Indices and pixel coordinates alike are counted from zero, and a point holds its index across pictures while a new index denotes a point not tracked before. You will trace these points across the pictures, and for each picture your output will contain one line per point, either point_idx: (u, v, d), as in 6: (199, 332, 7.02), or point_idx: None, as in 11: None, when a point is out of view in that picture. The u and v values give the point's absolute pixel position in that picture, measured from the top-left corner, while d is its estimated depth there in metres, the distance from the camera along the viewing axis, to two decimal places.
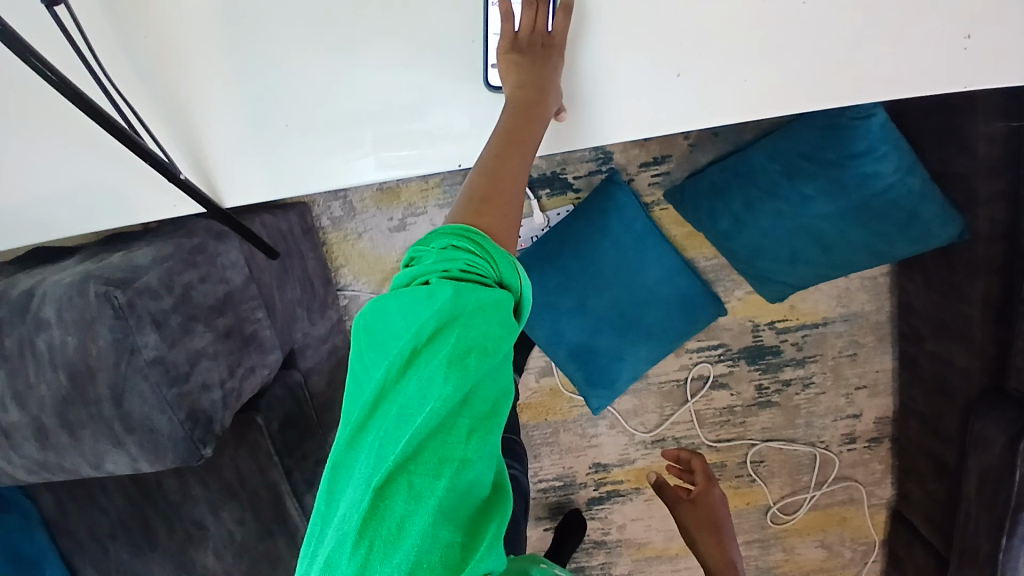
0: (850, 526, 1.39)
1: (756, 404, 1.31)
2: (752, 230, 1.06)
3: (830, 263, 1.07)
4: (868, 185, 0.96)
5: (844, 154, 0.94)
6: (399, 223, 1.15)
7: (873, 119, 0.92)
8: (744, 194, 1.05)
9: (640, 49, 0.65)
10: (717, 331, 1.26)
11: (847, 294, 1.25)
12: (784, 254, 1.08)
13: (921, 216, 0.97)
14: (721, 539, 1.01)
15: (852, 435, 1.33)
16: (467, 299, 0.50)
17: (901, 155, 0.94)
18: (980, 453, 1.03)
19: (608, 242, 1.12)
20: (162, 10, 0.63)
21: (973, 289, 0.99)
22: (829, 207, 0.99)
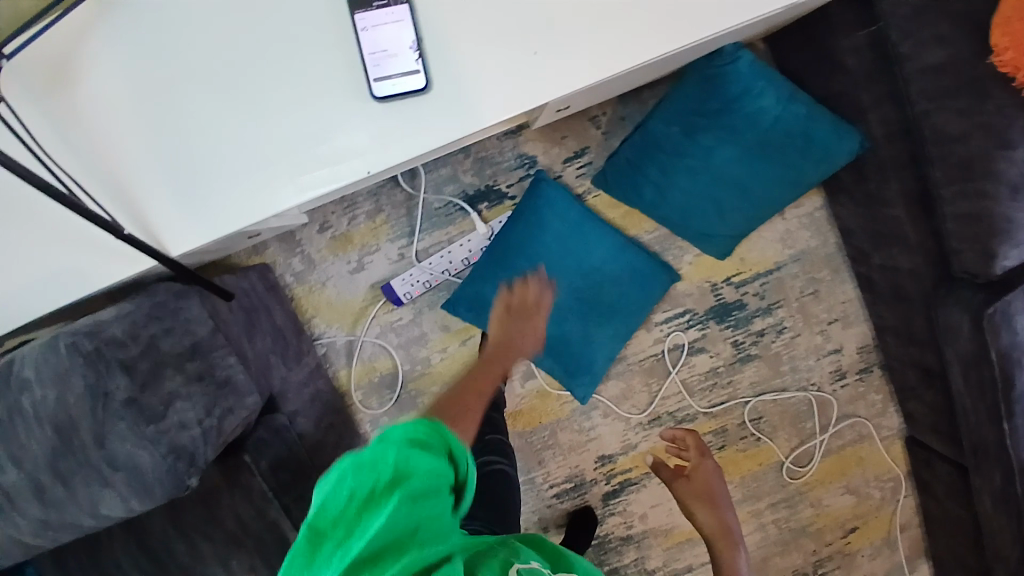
0: (870, 463, 1.39)
1: (737, 361, 1.33)
2: (673, 191, 1.14)
3: (754, 203, 1.13)
4: (758, 122, 1.06)
5: (725, 100, 1.05)
6: (358, 264, 1.24)
7: (739, 61, 1.02)
8: (656, 161, 1.13)
9: (496, 40, 0.76)
10: (679, 298, 1.31)
11: (790, 235, 1.30)
12: (710, 208, 1.15)
13: (818, 135, 1.05)
14: (718, 511, 1.03)
15: (841, 370, 1.35)
16: (424, 468, 0.57)
17: (778, 89, 1.05)
18: (953, 343, 1.05)
19: (547, 236, 1.20)
20: (97, 100, 0.75)
21: (891, 191, 1.07)
22: (732, 151, 1.08)
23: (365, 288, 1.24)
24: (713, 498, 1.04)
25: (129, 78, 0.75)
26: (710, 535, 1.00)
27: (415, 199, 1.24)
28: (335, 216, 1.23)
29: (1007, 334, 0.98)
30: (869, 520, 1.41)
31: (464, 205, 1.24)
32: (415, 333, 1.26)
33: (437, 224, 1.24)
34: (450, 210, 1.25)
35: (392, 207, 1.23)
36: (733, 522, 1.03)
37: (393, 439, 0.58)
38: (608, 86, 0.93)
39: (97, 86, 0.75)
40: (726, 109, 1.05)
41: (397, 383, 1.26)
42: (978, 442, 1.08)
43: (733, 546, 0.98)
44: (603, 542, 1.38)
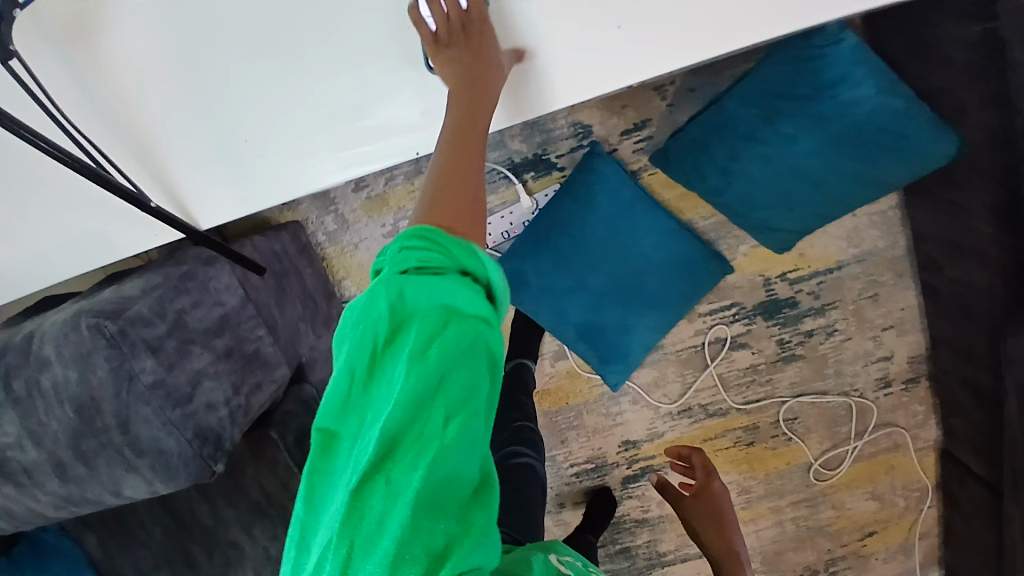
0: (900, 473, 1.34)
1: (779, 360, 1.27)
2: (740, 178, 1.04)
3: (828, 202, 1.03)
4: (849, 113, 0.93)
5: (817, 86, 0.93)
6: (392, 228, 1.17)
7: (842, 44, 0.91)
8: (726, 142, 1.02)
9: (577, 10, 0.64)
10: (728, 290, 1.23)
11: (858, 233, 1.21)
12: (777, 200, 1.04)
13: (911, 137, 0.92)
14: (723, 530, 1.01)
15: (887, 378, 1.28)
16: (421, 298, 0.50)
17: (879, 77, 0.91)
18: (1016, 371, 0.97)
19: (596, 216, 1.11)
20: (111, 53, 0.66)
21: (977, 202, 0.95)
22: (813, 141, 0.96)
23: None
24: (721, 519, 1.01)
25: (142, 26, 0.65)
26: (717, 555, 0.98)
27: None
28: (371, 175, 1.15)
29: None
30: (889, 526, 1.36)
31: (509, 174, 1.17)
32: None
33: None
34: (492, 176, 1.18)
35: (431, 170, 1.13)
36: (740, 543, 1.00)
37: (386, 277, 0.52)
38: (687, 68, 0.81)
39: (109, 36, 0.65)
40: (816, 96, 0.94)
41: None
42: (1017, 473, 1.00)
43: (741, 566, 0.95)
44: (618, 521, 1.38)
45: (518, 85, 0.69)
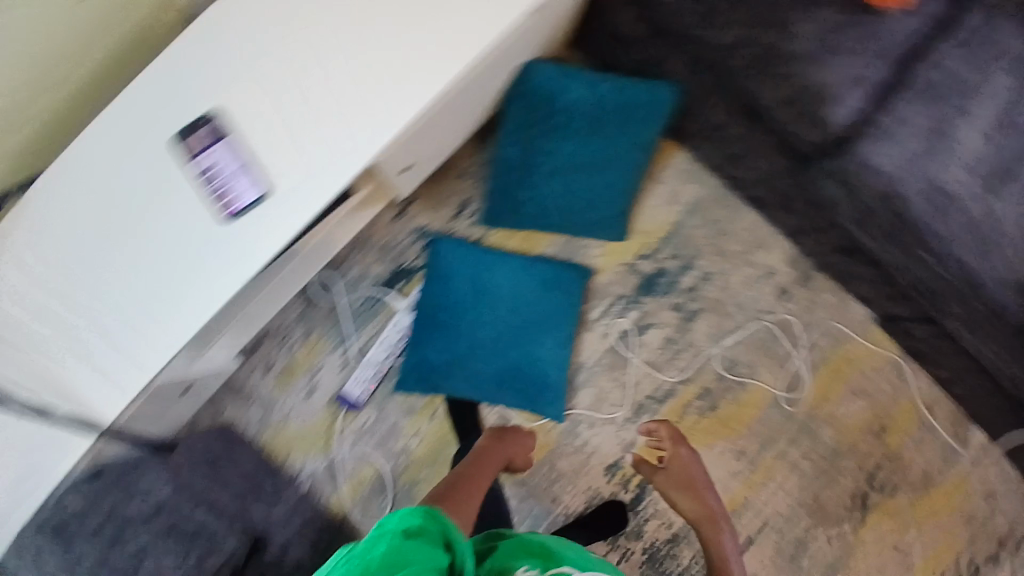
0: (861, 359, 1.38)
1: (685, 321, 1.36)
2: (545, 194, 1.27)
3: (617, 177, 1.28)
4: (580, 110, 1.23)
5: (549, 103, 1.22)
6: (309, 386, 1.27)
7: (542, 68, 1.19)
8: (518, 176, 1.27)
9: (304, 132, 0.88)
10: (605, 289, 1.34)
11: (674, 192, 1.37)
12: (581, 193, 1.28)
13: (632, 99, 1.22)
14: (697, 493, 1.15)
15: (783, 288, 1.37)
16: (409, 548, 0.65)
17: (584, 78, 1.22)
18: (840, 208, 1.10)
19: (460, 285, 1.26)
20: (15, 315, 0.93)
21: (719, 114, 1.16)
22: (572, 142, 1.25)
23: (323, 406, 1.26)
24: (692, 484, 1.15)
25: (36, 277, 0.93)
26: (696, 519, 1.12)
27: (335, 303, 1.28)
28: (271, 353, 1.28)
29: (873, 177, 1.02)
30: (894, 412, 1.38)
31: (379, 292, 1.28)
32: (386, 426, 1.26)
33: (363, 320, 1.28)
34: (371, 303, 1.29)
35: (320, 322, 1.28)
36: (714, 498, 1.15)
37: (386, 529, 0.66)
38: (452, 122, 1.04)
39: (14, 296, 0.93)
40: (554, 109, 1.22)
41: (388, 484, 1.24)
42: (914, 282, 1.10)
43: (718, 525, 1.10)
44: (653, 552, 1.33)
45: (280, 203, 0.89)
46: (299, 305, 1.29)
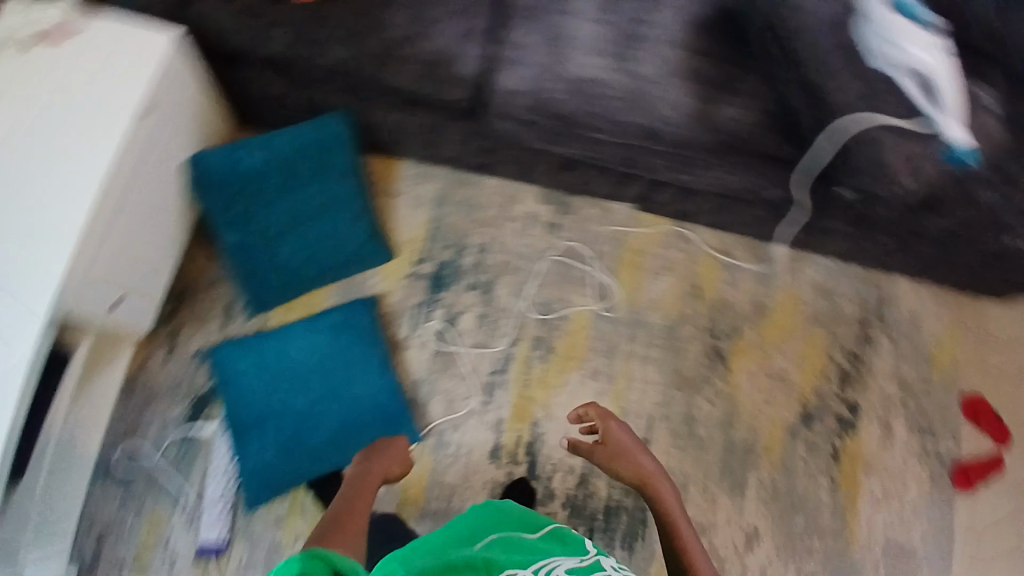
0: (646, 244, 1.50)
1: (486, 293, 1.41)
2: (290, 257, 1.27)
3: (344, 206, 1.29)
4: (268, 170, 1.19)
5: (233, 180, 1.17)
6: (167, 556, 1.23)
7: (203, 157, 1.15)
8: (254, 255, 1.24)
9: None
10: (402, 307, 1.37)
11: (413, 197, 1.40)
12: (321, 238, 1.28)
13: (306, 136, 1.20)
14: (637, 458, 1.17)
15: (549, 222, 1.46)
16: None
17: (251, 141, 1.18)
18: (530, 135, 1.16)
19: (259, 381, 1.28)
20: None
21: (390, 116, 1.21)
22: (281, 200, 1.23)
23: (190, 567, 1.22)
24: (631, 452, 1.18)
25: None
26: (645, 484, 1.14)
27: (150, 467, 1.27)
28: (115, 550, 1.23)
29: (521, 99, 1.10)
30: (700, 271, 1.51)
31: (189, 431, 1.28)
32: (265, 548, 1.23)
33: (187, 468, 1.27)
34: (187, 445, 1.29)
35: (145, 494, 1.25)
36: (653, 475, 1.15)
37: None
38: (145, 242, 1.12)
39: None
40: (242, 183, 1.18)
41: None
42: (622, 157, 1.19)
43: (666, 484, 1.14)
44: (574, 504, 1.36)
45: None
46: (118, 491, 1.25)
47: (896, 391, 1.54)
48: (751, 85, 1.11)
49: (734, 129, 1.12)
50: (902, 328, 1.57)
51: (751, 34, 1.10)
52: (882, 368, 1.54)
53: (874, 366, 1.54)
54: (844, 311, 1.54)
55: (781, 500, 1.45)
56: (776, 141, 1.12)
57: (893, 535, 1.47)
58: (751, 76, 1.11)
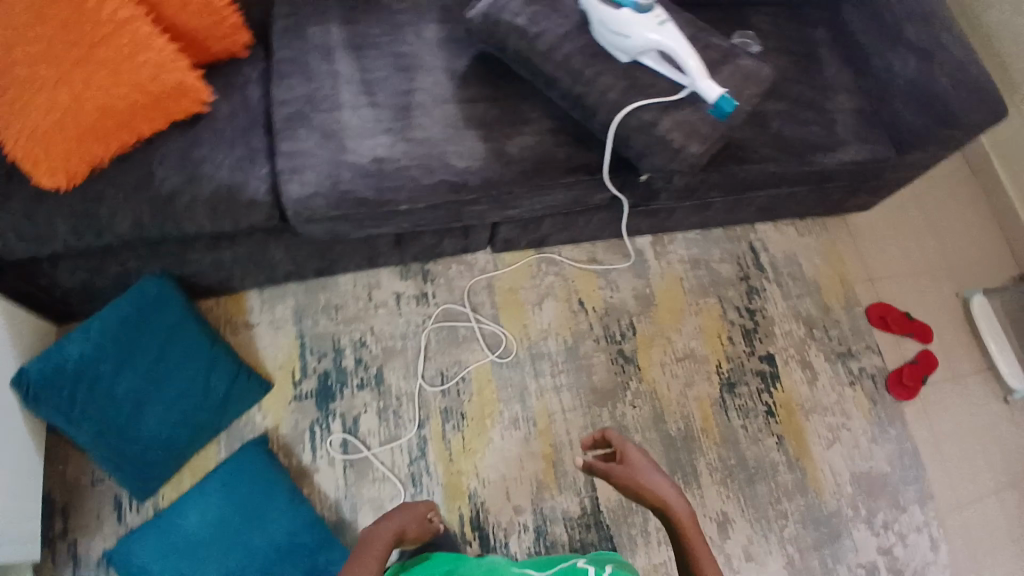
0: (518, 280, 1.52)
1: (377, 386, 1.36)
2: (161, 431, 1.17)
3: (202, 358, 1.20)
4: (101, 355, 1.11)
5: (66, 380, 1.08)
6: None
7: (25, 369, 1.06)
8: (119, 444, 1.13)
9: None
10: (297, 433, 1.30)
11: (274, 321, 1.37)
12: (187, 400, 1.19)
13: (130, 308, 1.13)
14: (663, 485, 1.00)
15: (417, 294, 1.45)
16: None
17: (72, 332, 1.09)
18: (347, 226, 1.14)
19: (165, 566, 1.14)
20: None
21: (207, 258, 1.17)
22: (127, 379, 1.14)
23: None
24: (659, 476, 1.02)
25: None
26: (672, 519, 0.98)
27: None
28: None
29: (313, 201, 1.08)
30: (580, 287, 1.55)
31: None
32: None
33: None
34: None
35: None
36: (678, 507, 0.99)
37: None
38: (13, 481, 1.05)
39: None
40: (77, 379, 1.09)
41: None
42: (440, 216, 1.18)
43: (696, 526, 0.98)
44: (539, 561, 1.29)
45: None
46: None
47: (801, 328, 1.62)
48: (533, 113, 1.23)
49: (529, 158, 1.20)
50: (783, 270, 1.69)
51: (514, 83, 1.24)
52: (778, 312, 1.63)
53: (770, 313, 1.62)
54: (722, 272, 1.65)
55: (739, 475, 1.43)
56: (576, 152, 1.21)
57: (854, 463, 1.50)
58: (528, 125, 1.22)
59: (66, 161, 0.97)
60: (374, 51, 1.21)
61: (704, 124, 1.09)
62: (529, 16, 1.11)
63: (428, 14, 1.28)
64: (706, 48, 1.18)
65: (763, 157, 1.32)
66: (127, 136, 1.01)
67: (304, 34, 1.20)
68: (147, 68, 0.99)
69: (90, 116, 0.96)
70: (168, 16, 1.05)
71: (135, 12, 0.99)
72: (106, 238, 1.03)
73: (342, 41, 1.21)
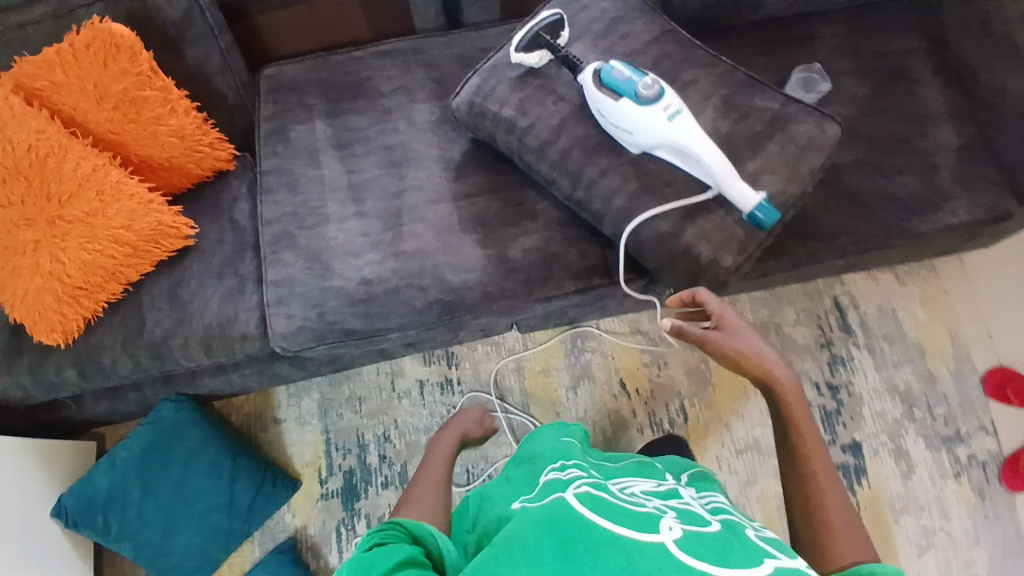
0: (551, 361, 1.38)
1: (402, 484, 1.30)
2: (194, 541, 1.16)
3: (224, 469, 1.18)
4: (129, 480, 1.12)
5: (99, 507, 1.10)
6: None
7: (62, 502, 1.09)
8: (158, 556, 1.14)
9: None
10: (325, 533, 1.27)
11: (299, 414, 1.34)
12: (216, 511, 1.17)
13: (152, 433, 1.14)
14: (766, 357, 0.77)
15: (442, 381, 1.36)
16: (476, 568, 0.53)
17: (103, 462, 1.12)
18: (340, 351, 1.06)
19: None
20: None
21: (217, 380, 1.15)
22: (156, 497, 1.14)
23: None
24: (764, 344, 0.79)
25: None
26: (778, 399, 0.77)
27: None
28: None
29: (297, 334, 1.01)
30: (622, 366, 1.38)
31: None
32: None
33: None
34: None
35: None
36: (785, 379, 0.77)
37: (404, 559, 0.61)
38: None
39: None
40: (108, 504, 1.11)
41: None
42: (439, 329, 1.05)
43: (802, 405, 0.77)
44: None
45: None
46: None
47: (898, 407, 1.34)
48: (542, 205, 1.07)
49: (535, 261, 1.05)
50: (876, 330, 1.39)
51: (519, 177, 1.10)
52: (866, 386, 1.36)
53: (856, 388, 1.36)
54: (797, 338, 1.39)
55: None
56: (590, 252, 1.04)
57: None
58: (536, 221, 1.06)
59: (61, 317, 0.97)
60: (363, 148, 1.11)
61: (735, 232, 0.88)
62: (516, 106, 0.97)
63: (419, 94, 1.14)
64: (745, 118, 0.95)
65: (832, 232, 1.08)
66: (114, 286, 1.00)
67: (289, 136, 1.12)
68: (121, 218, 0.97)
69: (73, 274, 0.96)
70: (143, 153, 1.01)
71: (102, 161, 0.97)
72: (115, 379, 1.04)
73: (328, 140, 1.12)
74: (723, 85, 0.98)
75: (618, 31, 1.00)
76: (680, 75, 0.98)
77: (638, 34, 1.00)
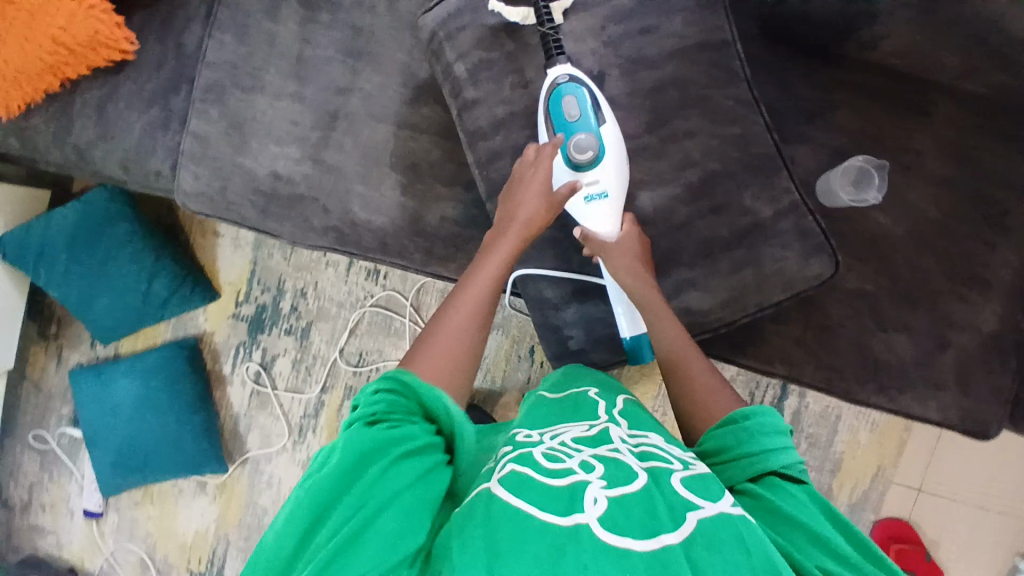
0: None
1: (301, 338, 1.38)
2: (109, 314, 1.30)
3: (142, 265, 1.28)
4: (57, 244, 1.23)
5: (31, 257, 1.23)
6: (59, 523, 1.43)
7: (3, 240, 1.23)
8: (79, 313, 1.30)
9: None
10: (227, 346, 1.40)
11: (236, 238, 1.39)
12: (130, 297, 1.29)
13: (85, 214, 1.24)
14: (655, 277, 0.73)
15: (371, 269, 1.36)
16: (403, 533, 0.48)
17: (39, 221, 1.23)
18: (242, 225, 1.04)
19: (95, 416, 1.34)
20: None
21: None
22: (80, 266, 1.25)
23: (80, 528, 1.42)
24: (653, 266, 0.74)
25: None
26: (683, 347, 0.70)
27: (41, 444, 1.42)
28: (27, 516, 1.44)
29: (198, 197, 0.99)
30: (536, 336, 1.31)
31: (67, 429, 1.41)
32: (116, 527, 1.41)
33: (71, 461, 1.42)
34: (68, 443, 1.42)
35: (50, 471, 1.42)
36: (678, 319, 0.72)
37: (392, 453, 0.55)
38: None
39: None
40: (38, 257, 1.23)
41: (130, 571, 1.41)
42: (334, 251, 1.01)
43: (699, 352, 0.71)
44: None
45: None
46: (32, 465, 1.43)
47: None
48: None
49: (447, 233, 0.94)
50: (804, 427, 1.22)
51: None
52: None
53: None
54: None
55: None
56: None
57: None
58: (469, 192, 0.94)
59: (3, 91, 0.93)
60: (332, 24, 0.96)
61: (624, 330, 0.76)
62: (471, 67, 0.78)
63: None
64: (718, 213, 0.74)
65: (772, 352, 0.87)
66: (52, 80, 0.95)
67: None
68: (60, 17, 0.91)
69: (12, 59, 0.91)
70: None
71: None
72: (44, 162, 1.06)
73: None
74: (728, 146, 0.74)
75: (641, 17, 0.75)
76: (678, 118, 0.74)
77: (664, 35, 0.74)
